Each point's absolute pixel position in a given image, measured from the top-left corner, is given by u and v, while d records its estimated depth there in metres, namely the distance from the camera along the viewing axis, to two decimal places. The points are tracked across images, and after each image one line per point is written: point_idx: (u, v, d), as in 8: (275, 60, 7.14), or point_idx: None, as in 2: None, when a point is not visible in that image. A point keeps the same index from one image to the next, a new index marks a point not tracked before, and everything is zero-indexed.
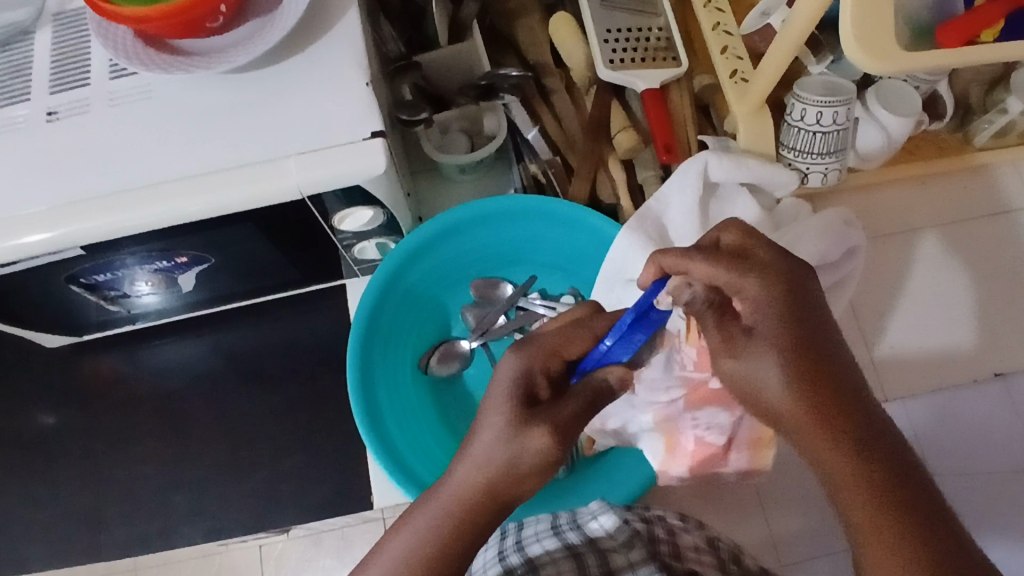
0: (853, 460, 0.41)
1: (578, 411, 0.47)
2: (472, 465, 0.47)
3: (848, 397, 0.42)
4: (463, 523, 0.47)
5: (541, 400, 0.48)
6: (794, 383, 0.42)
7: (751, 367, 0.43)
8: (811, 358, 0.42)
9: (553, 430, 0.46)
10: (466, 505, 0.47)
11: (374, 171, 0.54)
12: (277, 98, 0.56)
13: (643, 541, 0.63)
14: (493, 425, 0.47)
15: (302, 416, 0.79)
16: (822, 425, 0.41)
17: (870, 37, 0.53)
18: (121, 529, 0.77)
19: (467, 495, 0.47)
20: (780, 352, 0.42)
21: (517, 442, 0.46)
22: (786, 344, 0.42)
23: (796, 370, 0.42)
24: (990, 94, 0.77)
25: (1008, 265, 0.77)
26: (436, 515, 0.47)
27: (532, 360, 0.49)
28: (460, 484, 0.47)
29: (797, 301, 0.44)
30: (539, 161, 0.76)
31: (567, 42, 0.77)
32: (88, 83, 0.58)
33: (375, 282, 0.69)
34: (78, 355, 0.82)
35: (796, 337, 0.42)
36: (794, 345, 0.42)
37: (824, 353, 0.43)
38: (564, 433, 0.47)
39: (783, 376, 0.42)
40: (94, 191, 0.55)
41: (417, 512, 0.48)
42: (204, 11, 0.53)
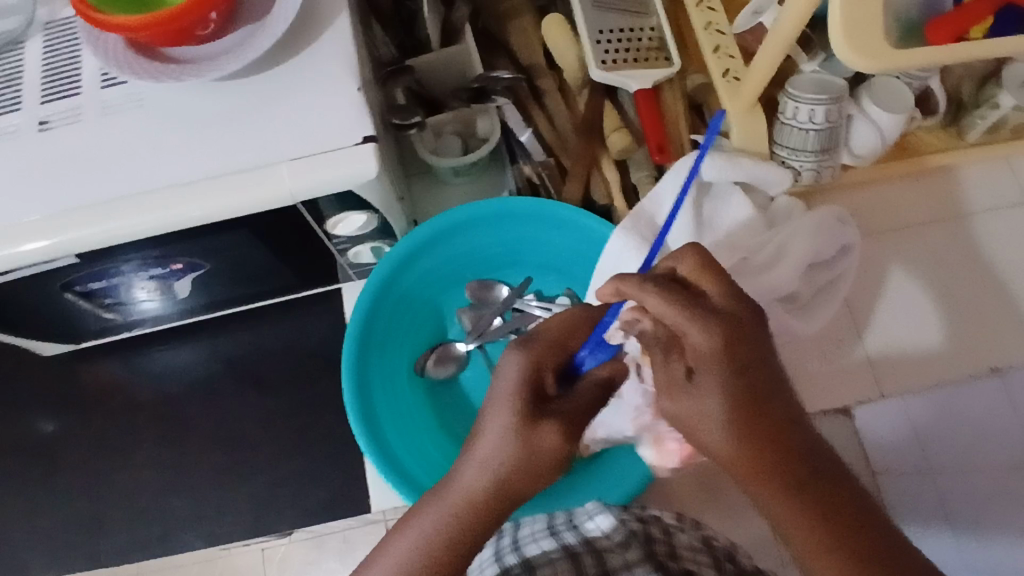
0: (796, 503, 0.41)
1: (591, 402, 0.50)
2: (479, 466, 0.47)
3: (776, 436, 0.42)
4: (465, 533, 0.47)
5: (552, 396, 0.50)
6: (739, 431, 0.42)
7: (693, 410, 0.43)
8: (752, 395, 0.43)
9: (566, 426, 0.48)
10: (469, 507, 0.47)
11: (366, 175, 0.55)
12: (268, 104, 0.56)
13: (638, 541, 0.62)
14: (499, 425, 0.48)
15: (300, 421, 0.79)
16: (762, 471, 0.42)
17: (860, 34, 0.53)
18: (121, 534, 0.77)
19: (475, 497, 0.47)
20: (720, 395, 0.42)
21: (531, 439, 0.47)
22: (725, 391, 0.43)
23: (733, 412, 0.42)
24: (982, 90, 0.77)
25: (1001, 261, 0.78)
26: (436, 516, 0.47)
27: (539, 355, 0.50)
28: (467, 486, 0.47)
29: (740, 346, 0.43)
30: (534, 162, 0.76)
31: (560, 42, 0.76)
32: (80, 91, 0.58)
33: (369, 286, 0.69)
34: (76, 362, 0.82)
35: (729, 383, 0.42)
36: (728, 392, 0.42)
37: (764, 394, 0.43)
38: (578, 427, 0.49)
39: (722, 422, 0.42)
40: (87, 200, 0.55)
41: (416, 519, 0.48)
42: (194, 18, 0.53)
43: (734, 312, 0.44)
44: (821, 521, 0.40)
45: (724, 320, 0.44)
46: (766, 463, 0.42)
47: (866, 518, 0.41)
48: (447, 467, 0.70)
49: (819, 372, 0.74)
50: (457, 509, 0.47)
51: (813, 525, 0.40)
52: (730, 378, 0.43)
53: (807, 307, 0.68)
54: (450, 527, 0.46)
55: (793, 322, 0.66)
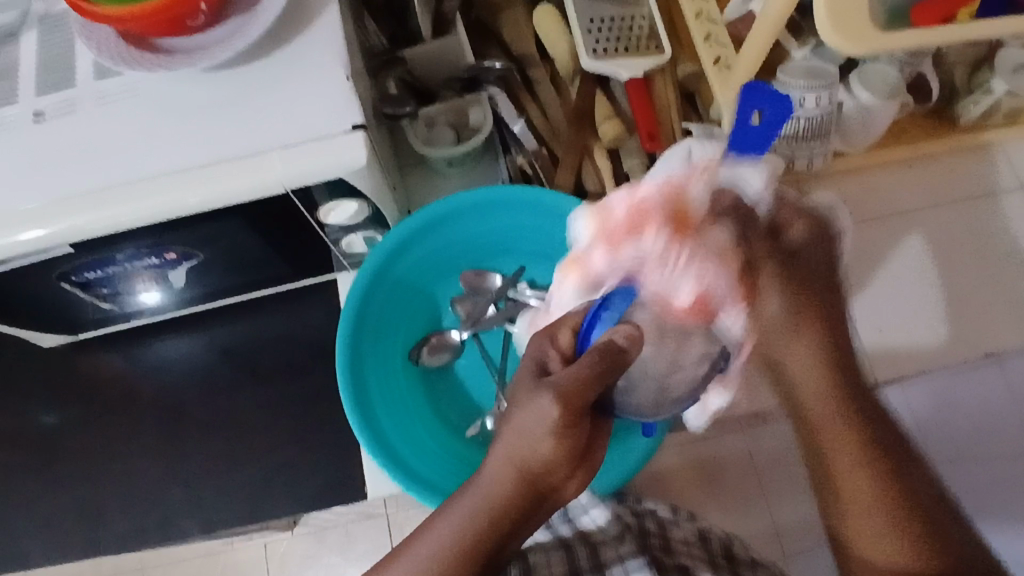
0: (860, 444, 0.49)
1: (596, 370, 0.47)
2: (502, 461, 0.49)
3: (862, 409, 0.50)
4: (487, 529, 0.49)
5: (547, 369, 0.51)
6: (800, 343, 0.51)
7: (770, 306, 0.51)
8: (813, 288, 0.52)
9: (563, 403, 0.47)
10: (491, 500, 0.49)
11: (356, 164, 0.55)
12: (259, 93, 0.57)
13: (632, 533, 0.64)
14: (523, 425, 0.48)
15: (296, 411, 0.80)
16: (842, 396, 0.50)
17: (846, 17, 0.53)
18: (120, 524, 0.78)
19: (501, 487, 0.49)
20: (782, 287, 0.51)
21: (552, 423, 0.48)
22: (805, 312, 0.51)
23: (795, 298, 0.51)
24: (974, 75, 0.77)
25: (993, 248, 0.78)
26: (457, 514, 0.50)
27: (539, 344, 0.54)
28: (491, 478, 0.49)
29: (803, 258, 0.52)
30: (526, 151, 0.76)
31: (550, 31, 0.77)
32: (74, 83, 0.58)
33: (363, 275, 0.69)
34: (76, 353, 0.83)
35: (810, 300, 0.51)
36: (811, 311, 0.51)
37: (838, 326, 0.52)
38: (572, 404, 0.47)
39: (810, 345, 0.51)
40: (82, 189, 0.56)
41: (437, 521, 0.50)
42: (184, 9, 0.54)
43: (821, 239, 0.53)
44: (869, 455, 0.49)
45: (824, 253, 0.53)
46: (824, 378, 0.51)
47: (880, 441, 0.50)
48: (442, 454, 0.71)
49: None
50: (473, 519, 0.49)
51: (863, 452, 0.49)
52: (799, 292, 0.51)
53: None
54: (482, 518, 0.49)
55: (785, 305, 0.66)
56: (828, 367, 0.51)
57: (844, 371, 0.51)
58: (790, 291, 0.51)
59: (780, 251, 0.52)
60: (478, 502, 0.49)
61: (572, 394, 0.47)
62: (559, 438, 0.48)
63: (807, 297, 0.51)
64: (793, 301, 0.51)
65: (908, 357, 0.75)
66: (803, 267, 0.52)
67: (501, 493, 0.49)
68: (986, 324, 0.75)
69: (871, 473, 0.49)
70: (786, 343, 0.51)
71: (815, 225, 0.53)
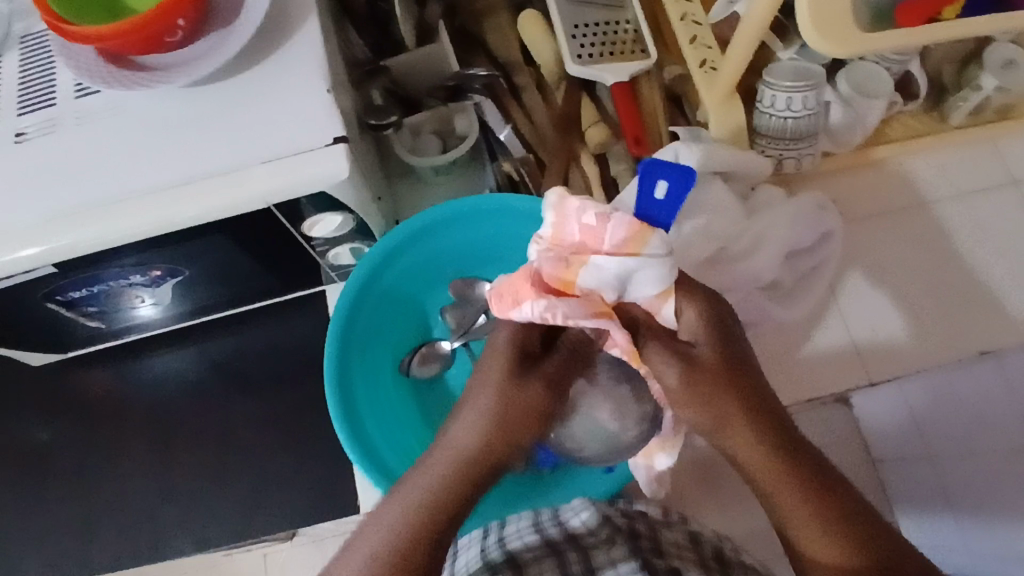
0: (800, 500, 0.46)
1: (568, 362, 0.54)
2: (470, 425, 0.50)
3: (807, 466, 0.47)
4: (450, 496, 0.48)
5: (534, 352, 0.53)
6: (726, 425, 0.48)
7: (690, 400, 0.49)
8: (726, 368, 0.49)
9: (547, 382, 0.52)
10: (457, 461, 0.49)
11: (338, 176, 0.55)
12: (239, 108, 0.56)
13: (623, 537, 0.64)
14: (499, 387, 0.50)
15: (289, 424, 0.80)
16: (779, 465, 0.47)
17: (828, 19, 0.53)
18: (114, 542, 0.78)
19: (463, 454, 0.49)
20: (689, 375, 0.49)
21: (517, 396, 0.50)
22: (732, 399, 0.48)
23: (705, 385, 0.48)
24: (964, 71, 0.79)
25: (988, 243, 0.77)
26: (422, 480, 0.49)
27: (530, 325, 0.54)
28: (458, 442, 0.50)
29: (721, 345, 0.49)
30: (513, 158, 0.75)
31: (537, 37, 0.77)
32: (55, 102, 0.58)
33: (350, 287, 0.69)
34: (67, 371, 0.83)
35: (737, 381, 0.48)
36: (730, 387, 0.48)
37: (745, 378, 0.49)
38: (557, 383, 0.52)
39: (721, 413, 0.48)
40: (63, 209, 0.55)
41: (396, 495, 0.49)
42: (162, 26, 0.54)
43: (718, 309, 0.51)
44: (811, 507, 0.46)
45: (723, 327, 0.50)
46: (761, 445, 0.47)
47: (837, 494, 0.46)
48: None
49: (809, 360, 0.74)
50: (422, 503, 0.48)
51: (805, 507, 0.46)
52: (713, 372, 0.49)
53: (789, 295, 0.71)
54: (445, 483, 0.48)
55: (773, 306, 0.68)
56: (757, 434, 0.48)
57: (772, 427, 0.48)
58: (688, 375, 0.49)
59: (679, 352, 0.51)
60: (425, 488, 0.48)
61: (518, 397, 0.50)
62: (498, 442, 0.50)
63: (710, 396, 0.48)
64: (709, 381, 0.48)
65: (904, 356, 0.74)
66: (709, 362, 0.49)
67: (447, 478, 0.49)
68: (983, 321, 0.75)
69: (814, 518, 0.45)
70: (698, 411, 0.49)
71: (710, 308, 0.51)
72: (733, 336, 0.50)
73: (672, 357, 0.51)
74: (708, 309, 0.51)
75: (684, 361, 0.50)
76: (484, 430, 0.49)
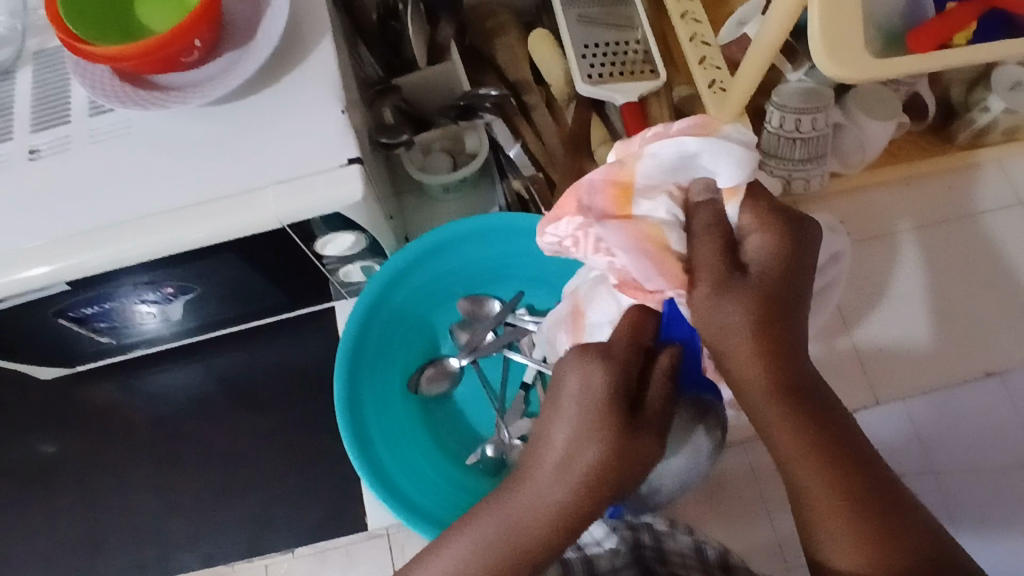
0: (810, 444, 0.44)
1: (670, 394, 0.49)
2: (560, 471, 0.46)
3: (824, 415, 0.45)
4: (530, 541, 0.46)
5: (638, 402, 0.47)
6: (756, 355, 0.43)
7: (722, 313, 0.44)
8: (777, 300, 0.44)
9: (659, 435, 0.47)
10: (546, 511, 0.46)
11: (351, 199, 0.55)
12: (254, 129, 0.57)
13: (627, 547, 0.63)
14: (580, 431, 0.46)
15: (296, 439, 0.80)
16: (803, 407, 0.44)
17: (840, 46, 0.54)
18: (119, 556, 0.78)
19: (552, 501, 0.46)
20: (741, 303, 0.43)
21: (625, 448, 0.45)
22: (769, 343, 0.44)
23: (750, 311, 0.43)
24: (971, 92, 0.77)
25: (991, 264, 0.78)
26: (496, 521, 0.47)
27: (624, 360, 0.48)
28: (546, 490, 0.46)
29: (785, 268, 0.45)
30: (522, 176, 0.76)
31: (546, 57, 0.78)
32: (69, 121, 0.59)
33: (359, 306, 0.69)
34: (75, 384, 0.83)
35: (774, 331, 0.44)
36: (772, 335, 0.44)
37: (790, 316, 0.44)
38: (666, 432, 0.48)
39: (754, 343, 0.43)
40: (79, 228, 0.56)
41: (472, 526, 0.48)
42: (179, 47, 0.54)
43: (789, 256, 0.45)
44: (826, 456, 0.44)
45: (784, 261, 0.45)
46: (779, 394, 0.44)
47: (848, 448, 0.45)
48: (444, 484, 0.71)
49: None
50: (510, 531, 0.46)
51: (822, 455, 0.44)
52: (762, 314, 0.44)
53: None
54: (525, 527, 0.46)
55: None
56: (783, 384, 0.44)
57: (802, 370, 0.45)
58: (749, 304, 0.43)
59: (730, 274, 0.44)
60: (515, 522, 0.46)
61: (624, 448, 0.45)
62: (587, 498, 0.45)
63: (753, 309, 0.43)
64: (754, 325, 0.43)
65: (911, 375, 0.74)
66: (759, 287, 0.44)
67: (540, 512, 0.46)
68: (986, 341, 0.75)
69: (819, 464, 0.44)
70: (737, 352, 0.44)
71: (778, 227, 0.46)
72: (791, 273, 0.45)
73: (715, 262, 0.45)
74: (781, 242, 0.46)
75: (719, 271, 0.45)
76: (581, 476, 0.45)
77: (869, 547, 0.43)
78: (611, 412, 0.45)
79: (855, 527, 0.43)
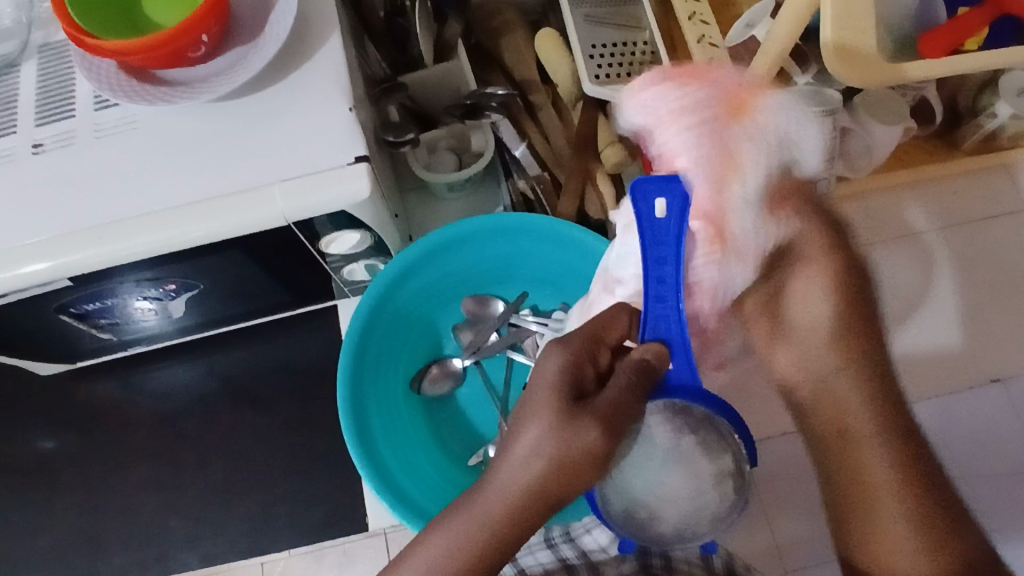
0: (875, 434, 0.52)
1: (631, 391, 0.47)
2: (518, 466, 0.46)
3: (892, 408, 0.53)
4: (488, 541, 0.46)
5: (591, 391, 0.48)
6: (836, 345, 0.55)
7: (805, 311, 0.56)
8: (855, 308, 0.55)
9: (607, 427, 0.45)
10: (502, 507, 0.46)
11: (358, 196, 0.55)
12: (261, 125, 0.56)
13: (634, 555, 0.64)
14: (532, 423, 0.46)
15: (297, 437, 0.79)
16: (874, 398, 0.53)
17: (852, 50, 0.54)
18: (118, 554, 0.77)
19: (511, 496, 0.46)
20: (832, 301, 0.55)
21: (565, 438, 0.45)
22: (842, 336, 0.55)
23: (839, 312, 0.55)
24: (978, 97, 0.77)
25: (995, 271, 0.78)
26: (462, 520, 0.47)
27: (579, 350, 0.50)
28: (503, 485, 0.46)
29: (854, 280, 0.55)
30: (528, 177, 0.77)
31: (552, 57, 0.78)
32: (74, 115, 0.58)
33: (363, 305, 0.69)
34: (75, 380, 0.82)
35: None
36: (853, 339, 0.54)
37: (867, 320, 0.55)
38: (618, 426, 0.46)
39: (831, 333, 0.55)
40: (82, 223, 0.55)
41: (436, 529, 0.48)
42: (186, 42, 0.53)
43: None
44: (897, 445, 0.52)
45: (845, 278, 0.55)
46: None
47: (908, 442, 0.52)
48: (445, 485, 0.70)
49: None
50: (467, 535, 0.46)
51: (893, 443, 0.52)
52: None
53: None
54: (485, 527, 0.46)
55: None
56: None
57: (872, 361, 0.54)
58: (841, 306, 0.55)
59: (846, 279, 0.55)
60: (471, 526, 0.46)
61: (572, 444, 0.45)
62: (541, 491, 0.46)
63: (850, 311, 0.55)
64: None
65: (915, 381, 0.74)
66: (847, 294, 0.55)
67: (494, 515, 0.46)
68: (988, 347, 0.76)
69: (883, 450, 0.51)
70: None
71: (840, 245, 0.55)
72: (850, 279, 0.55)
73: (832, 266, 0.54)
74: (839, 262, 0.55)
75: (829, 259, 0.54)
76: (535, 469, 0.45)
77: (920, 533, 0.50)
78: (566, 412, 0.46)
79: (910, 513, 0.50)
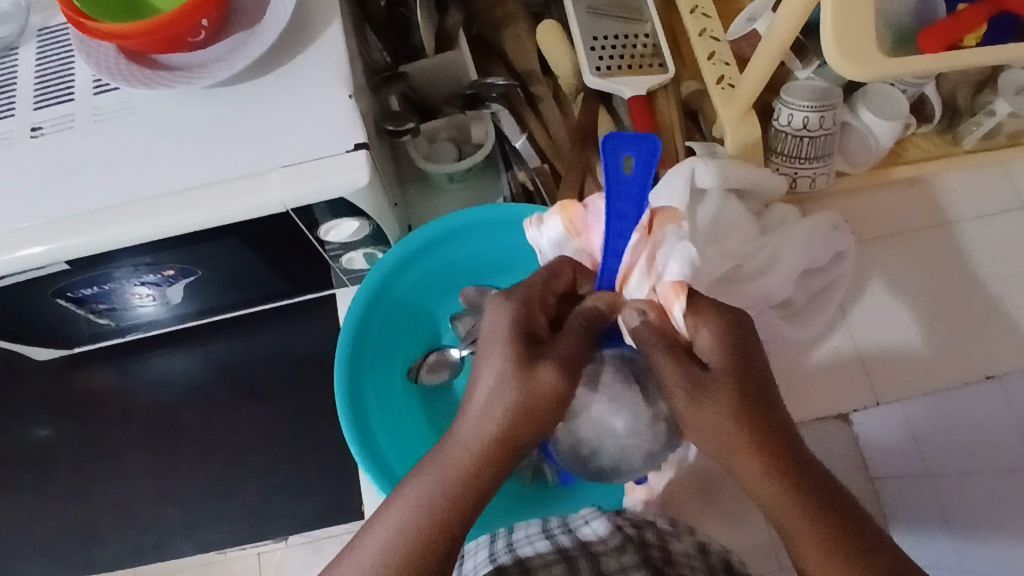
0: (811, 513, 0.46)
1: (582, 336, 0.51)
2: (480, 414, 0.48)
3: (800, 473, 0.47)
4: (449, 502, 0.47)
5: (541, 336, 0.51)
6: (720, 425, 0.47)
7: (699, 413, 0.47)
8: (743, 386, 0.47)
9: (560, 364, 0.48)
10: (464, 457, 0.47)
11: (357, 183, 0.54)
12: (260, 111, 0.56)
13: (634, 546, 0.64)
14: (491, 367, 0.48)
15: (294, 426, 0.79)
16: (782, 478, 0.46)
17: (851, 43, 0.53)
18: (113, 541, 0.77)
19: (474, 446, 0.48)
20: (712, 400, 0.47)
21: (526, 385, 0.47)
22: (739, 422, 0.47)
23: (722, 396, 0.47)
24: (977, 96, 0.79)
25: (994, 268, 0.78)
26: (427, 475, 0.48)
27: (528, 296, 0.52)
28: (467, 435, 0.48)
29: (735, 344, 0.49)
30: (528, 168, 0.75)
31: (555, 49, 0.77)
32: (72, 99, 0.58)
33: (361, 294, 0.69)
34: (71, 367, 0.82)
35: (751, 417, 0.47)
36: (747, 418, 0.47)
37: (754, 390, 0.48)
38: (572, 363, 0.49)
39: (723, 419, 0.47)
40: (79, 207, 0.55)
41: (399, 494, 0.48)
42: (186, 27, 0.53)
43: (736, 327, 0.50)
44: (819, 522, 0.46)
45: (735, 353, 0.48)
46: (782, 487, 0.46)
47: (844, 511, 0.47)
48: None
49: (811, 378, 0.75)
50: (436, 493, 0.46)
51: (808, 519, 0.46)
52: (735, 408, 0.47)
53: (802, 313, 0.71)
54: (450, 484, 0.47)
55: (784, 327, 0.68)
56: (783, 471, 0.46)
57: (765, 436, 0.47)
58: (713, 410, 0.47)
59: (685, 369, 0.48)
60: (443, 475, 0.47)
61: (529, 391, 0.47)
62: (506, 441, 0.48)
63: (707, 404, 0.47)
64: (741, 409, 0.47)
65: (910, 377, 0.74)
66: (715, 388, 0.47)
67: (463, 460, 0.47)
68: (987, 345, 0.75)
69: (818, 527, 0.45)
70: (752, 473, 0.47)
71: (727, 327, 0.50)
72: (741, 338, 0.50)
73: (670, 360, 0.49)
74: (726, 330, 0.50)
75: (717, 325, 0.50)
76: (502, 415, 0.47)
77: None
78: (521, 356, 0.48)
79: None
